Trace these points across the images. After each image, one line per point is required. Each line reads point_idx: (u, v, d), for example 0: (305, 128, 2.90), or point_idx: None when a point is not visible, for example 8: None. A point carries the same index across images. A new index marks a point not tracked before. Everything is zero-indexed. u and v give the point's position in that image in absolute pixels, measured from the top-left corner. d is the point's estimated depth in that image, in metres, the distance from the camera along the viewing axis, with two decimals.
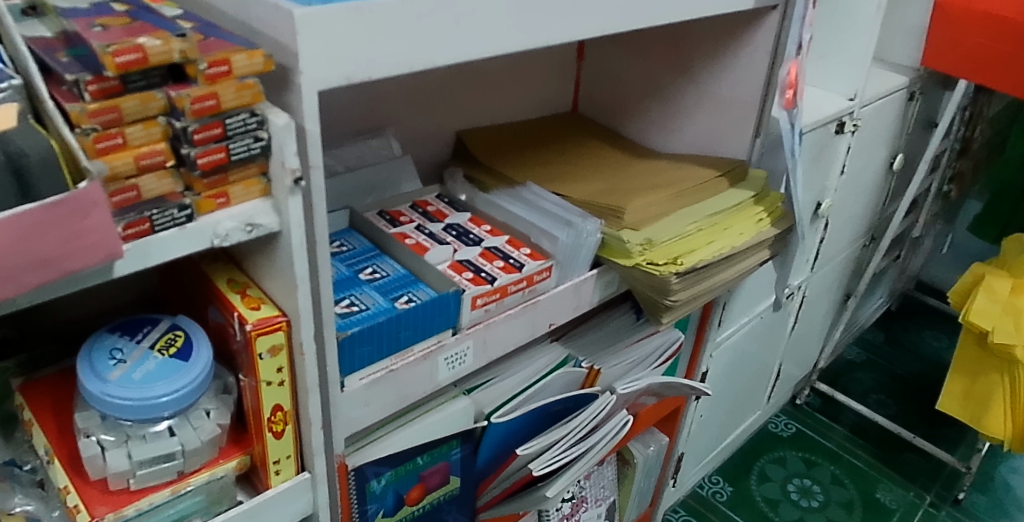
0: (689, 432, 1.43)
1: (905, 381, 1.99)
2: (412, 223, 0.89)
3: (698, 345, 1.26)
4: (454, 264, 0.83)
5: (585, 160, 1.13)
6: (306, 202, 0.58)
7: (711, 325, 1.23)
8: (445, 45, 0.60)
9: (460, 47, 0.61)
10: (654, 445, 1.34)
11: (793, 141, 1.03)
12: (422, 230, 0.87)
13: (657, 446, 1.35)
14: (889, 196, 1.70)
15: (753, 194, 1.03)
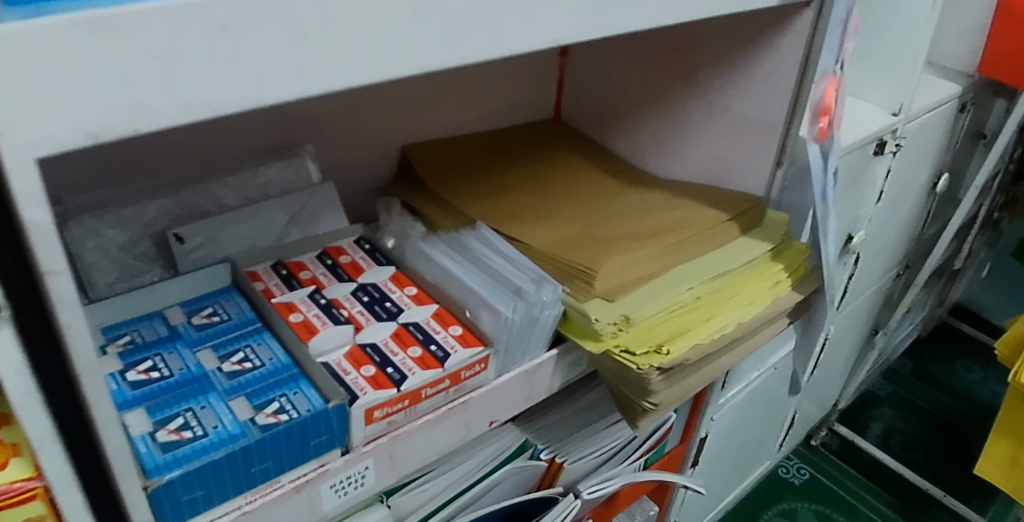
0: (683, 498, 1.21)
1: (936, 422, 1.76)
2: (312, 285, 0.68)
3: (697, 407, 1.05)
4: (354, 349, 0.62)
5: (563, 186, 0.90)
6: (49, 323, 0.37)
7: (714, 388, 1.02)
8: (276, 76, 0.38)
9: (303, 79, 0.39)
10: (641, 517, 1.08)
11: (825, 184, 0.78)
12: (318, 299, 0.67)
13: (646, 517, 1.09)
14: (929, 219, 1.46)
15: (770, 246, 0.80)
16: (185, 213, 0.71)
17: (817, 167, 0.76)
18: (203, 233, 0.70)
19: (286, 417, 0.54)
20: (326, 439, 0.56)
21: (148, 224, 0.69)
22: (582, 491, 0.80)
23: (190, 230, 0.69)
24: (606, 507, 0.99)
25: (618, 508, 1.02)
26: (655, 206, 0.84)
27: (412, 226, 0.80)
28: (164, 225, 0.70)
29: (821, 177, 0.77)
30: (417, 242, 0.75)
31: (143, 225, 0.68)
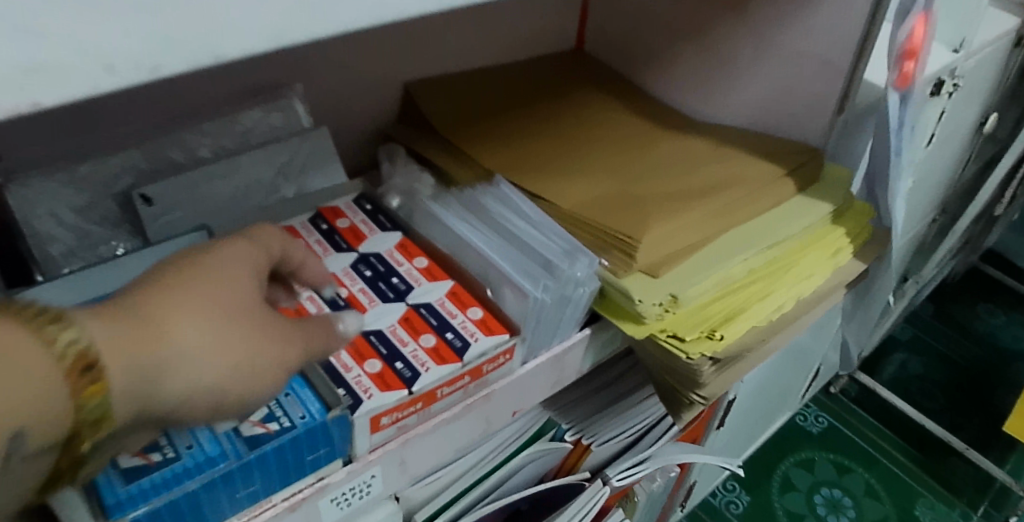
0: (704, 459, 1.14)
1: (957, 367, 1.69)
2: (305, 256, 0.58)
3: None
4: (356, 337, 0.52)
5: (590, 131, 0.78)
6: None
7: None
8: (236, 22, 0.29)
9: (269, 26, 0.30)
10: (661, 479, 1.02)
11: (901, 138, 0.67)
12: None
13: (666, 480, 1.02)
14: (972, 163, 1.35)
15: (831, 207, 0.70)
16: (153, 168, 0.60)
17: (893, 119, 0.65)
18: (175, 193, 0.59)
19: (275, 427, 0.45)
20: (325, 452, 0.48)
21: (108, 182, 0.58)
22: (612, 477, 0.73)
23: (159, 189, 0.58)
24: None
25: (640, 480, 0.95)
26: (698, 159, 0.73)
27: (419, 178, 0.70)
28: (129, 184, 0.59)
29: (896, 131, 0.66)
30: (426, 201, 0.64)
31: (102, 184, 0.57)
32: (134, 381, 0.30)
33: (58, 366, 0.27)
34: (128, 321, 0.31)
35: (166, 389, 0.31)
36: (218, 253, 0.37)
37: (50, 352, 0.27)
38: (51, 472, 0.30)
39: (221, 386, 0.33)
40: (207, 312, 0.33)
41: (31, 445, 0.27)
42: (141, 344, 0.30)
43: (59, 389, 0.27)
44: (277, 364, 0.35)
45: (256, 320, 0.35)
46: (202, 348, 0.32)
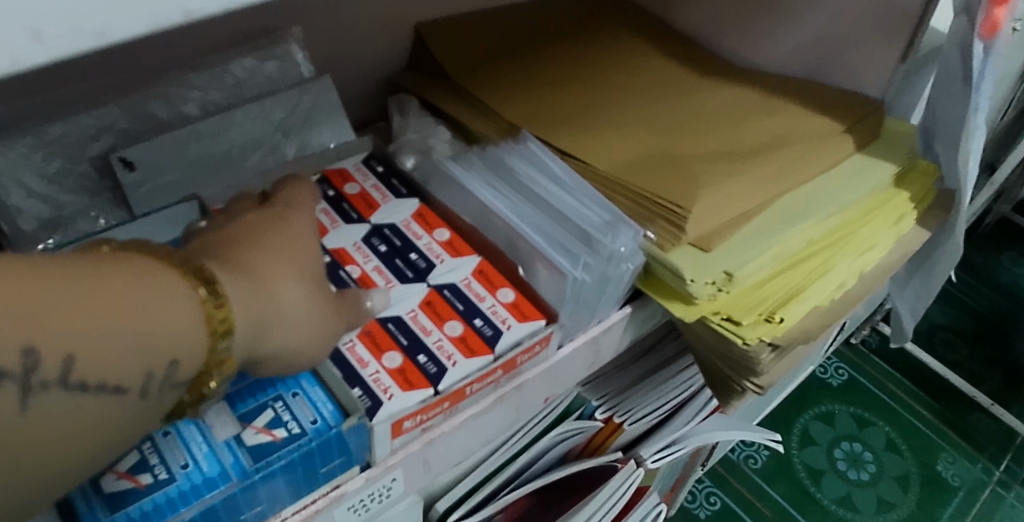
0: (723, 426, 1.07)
1: (981, 320, 1.56)
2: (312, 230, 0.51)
3: None
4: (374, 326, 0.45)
5: (624, 77, 0.70)
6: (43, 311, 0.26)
7: None
8: None
9: None
10: None
11: (981, 91, 0.59)
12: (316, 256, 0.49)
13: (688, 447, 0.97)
14: (1013, 109, 1.27)
15: (894, 169, 0.64)
16: (135, 128, 0.52)
17: (974, 72, 0.57)
18: (161, 156, 0.52)
19: (283, 435, 0.40)
20: (340, 462, 0.42)
21: (82, 144, 0.50)
22: (645, 460, 0.66)
23: (143, 152, 0.51)
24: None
25: None
26: (747, 112, 0.65)
27: (435, 130, 0.63)
28: (107, 145, 0.51)
29: (972, 89, 0.58)
30: (445, 161, 0.57)
31: (74, 146, 0.50)
32: (251, 327, 0.33)
33: (205, 309, 0.31)
34: (244, 272, 0.34)
35: (267, 339, 0.34)
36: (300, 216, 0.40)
37: (198, 295, 0.31)
38: (179, 404, 0.33)
39: (308, 341, 0.37)
40: (304, 274, 0.37)
41: (181, 372, 0.31)
42: (257, 296, 0.33)
43: (202, 328, 0.31)
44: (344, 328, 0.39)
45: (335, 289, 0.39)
46: (301, 309, 0.36)
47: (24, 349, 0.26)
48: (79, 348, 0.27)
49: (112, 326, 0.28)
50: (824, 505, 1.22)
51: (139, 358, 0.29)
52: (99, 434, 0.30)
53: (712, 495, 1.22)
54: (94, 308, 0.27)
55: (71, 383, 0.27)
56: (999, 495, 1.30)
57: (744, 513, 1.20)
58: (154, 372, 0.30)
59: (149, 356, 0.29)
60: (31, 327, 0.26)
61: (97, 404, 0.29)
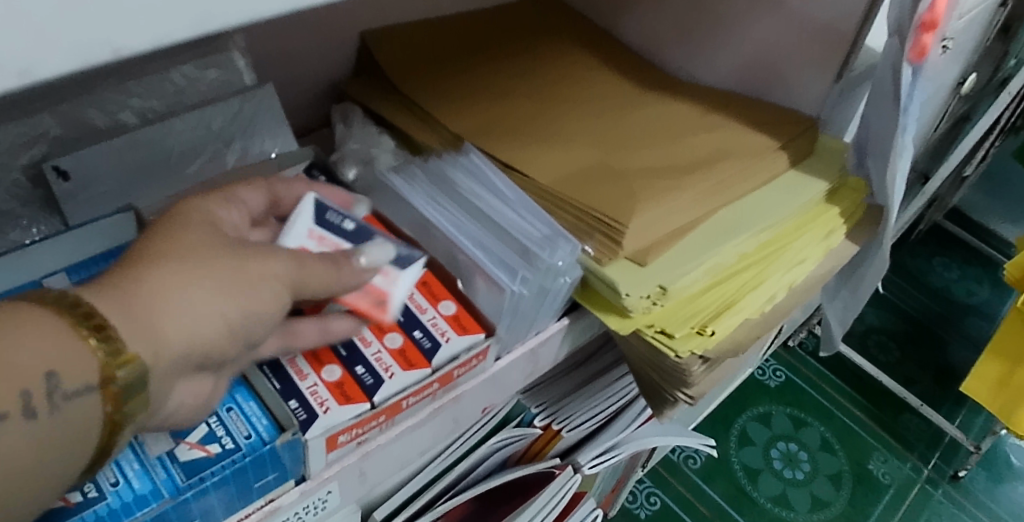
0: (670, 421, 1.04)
1: (917, 323, 1.61)
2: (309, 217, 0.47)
3: None
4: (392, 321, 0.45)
5: (568, 89, 0.71)
6: None
7: None
8: None
9: None
10: None
11: (908, 113, 0.62)
12: (336, 224, 0.47)
13: None
14: (947, 123, 1.31)
15: (827, 184, 0.66)
16: (70, 135, 0.52)
17: (903, 94, 0.60)
18: (96, 163, 0.51)
19: (217, 451, 0.39)
20: (274, 476, 0.42)
21: (13, 152, 0.49)
22: (582, 466, 0.67)
23: (77, 160, 0.50)
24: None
25: None
26: (684, 128, 0.67)
27: (378, 140, 0.63)
28: (40, 153, 0.50)
29: (903, 110, 0.61)
30: (388, 174, 0.57)
31: (4, 156, 0.49)
32: (135, 326, 0.31)
33: (85, 343, 0.30)
34: (122, 297, 0.32)
35: (168, 332, 0.32)
36: (182, 218, 0.38)
37: (75, 332, 0.30)
38: (112, 430, 0.31)
39: (223, 323, 0.34)
40: (181, 261, 0.34)
41: (79, 402, 0.29)
42: (135, 312, 0.31)
43: (87, 361, 0.29)
44: (260, 297, 0.36)
45: (233, 261, 0.35)
46: (189, 293, 0.33)
47: None
48: None
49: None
50: (761, 503, 1.25)
51: (14, 386, 0.28)
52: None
53: (652, 495, 1.24)
54: None
55: None
56: (927, 492, 1.36)
57: (683, 513, 1.23)
58: (36, 399, 0.28)
59: (26, 384, 0.28)
60: None
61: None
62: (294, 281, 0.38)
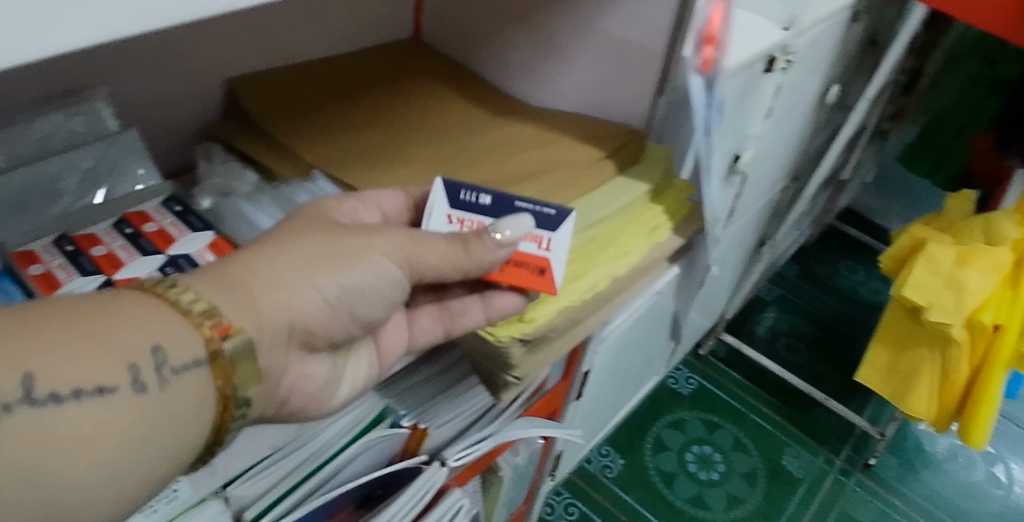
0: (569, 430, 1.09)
1: (824, 324, 1.69)
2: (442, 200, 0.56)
3: (573, 360, 0.94)
4: (543, 286, 0.56)
5: (422, 117, 0.79)
6: (76, 353, 0.37)
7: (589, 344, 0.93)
8: None
9: None
10: (525, 452, 1.00)
11: (708, 116, 0.70)
12: (470, 201, 0.55)
13: (529, 452, 1.01)
14: (821, 132, 1.41)
15: (651, 185, 0.74)
16: None
17: (699, 100, 0.68)
18: None
19: None
20: None
21: None
22: (448, 458, 0.73)
23: None
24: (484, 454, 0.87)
25: (496, 454, 0.90)
26: (521, 145, 0.76)
27: (239, 174, 0.70)
28: None
29: (703, 112, 0.68)
30: (238, 201, 0.65)
31: None
32: (236, 302, 0.43)
33: (193, 324, 0.41)
34: (231, 289, 0.43)
35: (265, 310, 0.44)
36: (295, 223, 0.50)
37: (185, 318, 0.41)
38: (225, 404, 0.43)
39: (318, 297, 0.47)
40: (297, 242, 0.47)
41: (172, 365, 0.40)
42: (237, 297, 0.43)
43: (194, 335, 0.41)
44: (359, 272, 0.48)
45: (328, 247, 0.48)
46: (293, 275, 0.46)
47: (23, 374, 0.35)
48: (76, 365, 0.36)
49: (87, 339, 0.37)
50: (676, 505, 1.31)
51: (127, 355, 0.38)
52: (120, 447, 0.37)
53: (571, 505, 1.28)
54: (88, 335, 0.37)
55: (87, 391, 0.36)
56: (840, 482, 1.43)
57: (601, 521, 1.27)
58: (150, 364, 0.39)
59: (140, 351, 0.39)
60: (51, 359, 0.36)
61: (93, 411, 0.36)
62: (400, 254, 0.50)
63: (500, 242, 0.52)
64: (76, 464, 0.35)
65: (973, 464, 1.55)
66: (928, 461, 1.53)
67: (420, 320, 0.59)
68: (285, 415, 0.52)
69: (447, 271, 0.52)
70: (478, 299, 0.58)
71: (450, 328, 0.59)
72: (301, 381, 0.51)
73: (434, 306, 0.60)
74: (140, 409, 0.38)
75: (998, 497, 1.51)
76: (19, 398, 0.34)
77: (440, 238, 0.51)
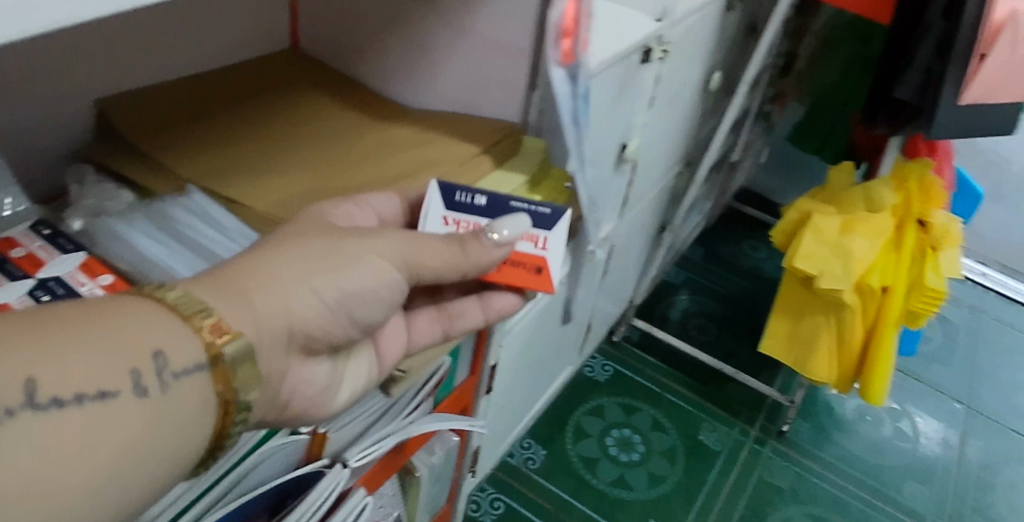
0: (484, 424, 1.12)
1: (731, 303, 1.76)
2: (444, 206, 0.62)
3: (479, 355, 0.96)
4: (540, 283, 0.63)
5: (299, 126, 0.81)
6: (81, 362, 0.40)
7: (493, 339, 0.94)
8: None
9: None
10: (440, 451, 1.01)
11: (575, 108, 0.73)
12: (464, 203, 0.62)
13: (445, 450, 1.02)
14: (708, 118, 1.47)
15: (526, 177, 0.77)
16: None
17: (566, 93, 0.71)
18: None
19: None
20: None
21: None
22: (350, 460, 0.74)
23: None
24: (396, 455, 0.88)
25: (409, 453, 0.92)
26: (399, 148, 0.78)
27: (114, 195, 0.69)
28: None
29: (569, 102, 0.72)
30: (111, 221, 0.65)
31: None
32: (233, 306, 0.47)
33: (195, 332, 0.45)
34: (231, 298, 0.47)
35: (264, 313, 0.49)
36: (283, 233, 0.54)
37: (186, 326, 0.45)
38: (225, 408, 0.47)
39: (317, 299, 0.52)
40: (298, 247, 0.52)
41: (173, 369, 0.43)
42: (233, 303, 0.47)
43: (196, 341, 0.45)
44: (358, 274, 0.54)
45: (325, 253, 0.53)
46: (291, 280, 0.51)
47: (28, 381, 0.38)
48: (82, 374, 0.39)
49: (93, 346, 0.40)
50: (600, 489, 1.35)
51: (128, 361, 0.41)
52: (128, 450, 0.41)
53: (497, 500, 1.31)
54: (93, 343, 0.41)
55: (90, 396, 0.39)
56: (756, 451, 1.49)
57: (528, 512, 1.30)
58: (150, 368, 0.42)
59: (141, 356, 0.42)
60: (63, 370, 0.39)
61: (98, 413, 0.39)
62: (400, 257, 0.55)
63: (497, 240, 0.58)
64: (92, 467, 0.39)
65: (881, 421, 1.65)
66: (838, 423, 1.61)
67: (419, 324, 0.70)
68: (289, 419, 0.58)
69: (445, 272, 0.58)
70: (477, 301, 0.72)
71: (449, 328, 0.72)
72: (301, 384, 0.57)
73: (432, 308, 0.71)
74: (143, 413, 0.42)
75: (907, 450, 1.61)
76: (24, 403, 0.37)
77: (439, 239, 0.57)
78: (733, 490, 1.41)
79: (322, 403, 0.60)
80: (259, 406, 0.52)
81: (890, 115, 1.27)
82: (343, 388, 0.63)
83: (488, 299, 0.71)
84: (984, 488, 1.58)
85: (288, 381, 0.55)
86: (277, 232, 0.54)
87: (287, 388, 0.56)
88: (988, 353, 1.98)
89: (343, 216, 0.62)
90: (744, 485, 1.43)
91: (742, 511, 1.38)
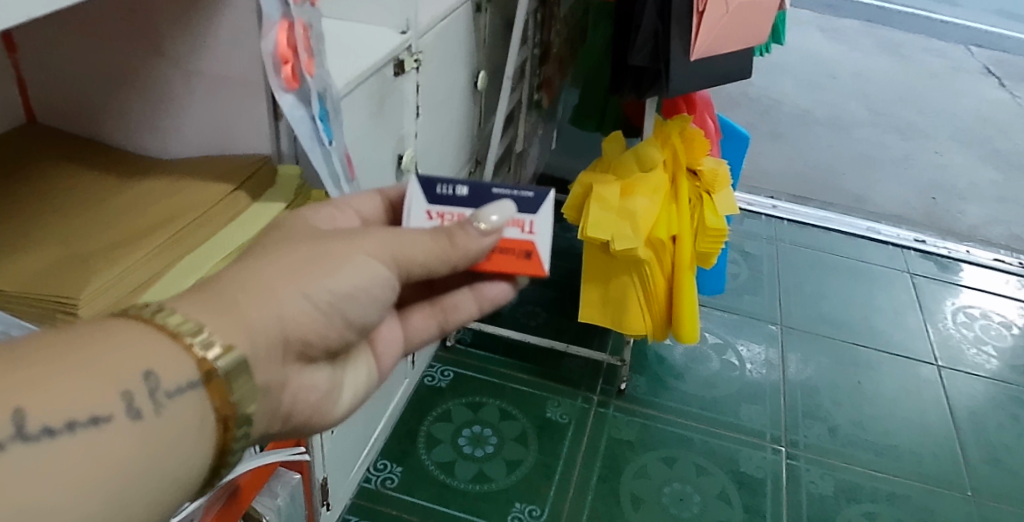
0: (323, 454, 1.12)
1: (554, 283, 1.87)
2: (429, 203, 0.60)
3: None
4: (531, 268, 0.60)
5: (43, 198, 0.77)
6: (69, 390, 0.39)
7: None
8: None
9: None
10: (281, 494, 0.99)
11: (316, 130, 0.77)
12: (448, 194, 0.60)
13: (286, 490, 1.00)
14: (483, 115, 1.55)
15: (285, 203, 0.80)
16: None
17: (305, 115, 0.75)
18: None
19: None
20: None
21: None
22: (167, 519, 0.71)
23: None
24: (230, 505, 0.86)
25: (246, 501, 0.89)
26: (153, 200, 0.78)
27: None
28: None
29: (310, 125, 0.76)
30: None
31: None
32: (227, 320, 0.46)
33: (188, 349, 0.44)
34: (226, 311, 0.47)
35: (260, 322, 0.48)
36: (266, 242, 0.54)
37: (178, 342, 0.44)
38: (225, 425, 0.46)
39: (308, 304, 0.50)
40: (282, 255, 0.51)
41: (166, 389, 0.43)
42: (227, 315, 0.46)
43: (188, 359, 0.44)
44: (349, 275, 0.52)
45: (317, 253, 0.52)
46: (283, 288, 0.49)
47: (14, 411, 0.37)
48: (68, 401, 0.39)
49: (78, 372, 0.40)
50: (461, 488, 1.38)
51: (117, 384, 0.41)
52: (121, 472, 0.40)
53: None
54: (81, 369, 0.40)
55: (77, 424, 0.39)
56: (601, 414, 1.58)
57: None
58: (142, 389, 0.42)
59: (129, 379, 0.42)
60: (47, 401, 0.38)
61: (93, 439, 0.39)
62: (387, 254, 0.54)
63: (484, 231, 0.56)
64: (85, 492, 0.38)
65: (708, 358, 1.81)
66: (669, 369, 1.74)
67: (414, 321, 0.71)
68: (295, 427, 0.58)
69: (434, 265, 0.56)
70: (469, 292, 0.68)
71: (445, 322, 0.71)
72: (301, 391, 0.56)
73: (425, 306, 0.71)
74: (134, 436, 0.41)
75: (735, 378, 1.76)
76: (13, 435, 0.37)
77: (425, 233, 0.55)
78: (587, 454, 1.49)
79: (326, 408, 0.60)
80: (261, 418, 0.51)
81: (635, 82, 1.40)
82: (343, 392, 0.63)
83: (479, 290, 0.67)
84: (811, 393, 1.76)
85: (287, 390, 0.54)
86: (263, 241, 0.54)
87: (287, 397, 0.55)
88: (790, 273, 2.20)
89: (325, 219, 0.61)
90: (597, 445, 1.51)
91: (599, 471, 1.46)
